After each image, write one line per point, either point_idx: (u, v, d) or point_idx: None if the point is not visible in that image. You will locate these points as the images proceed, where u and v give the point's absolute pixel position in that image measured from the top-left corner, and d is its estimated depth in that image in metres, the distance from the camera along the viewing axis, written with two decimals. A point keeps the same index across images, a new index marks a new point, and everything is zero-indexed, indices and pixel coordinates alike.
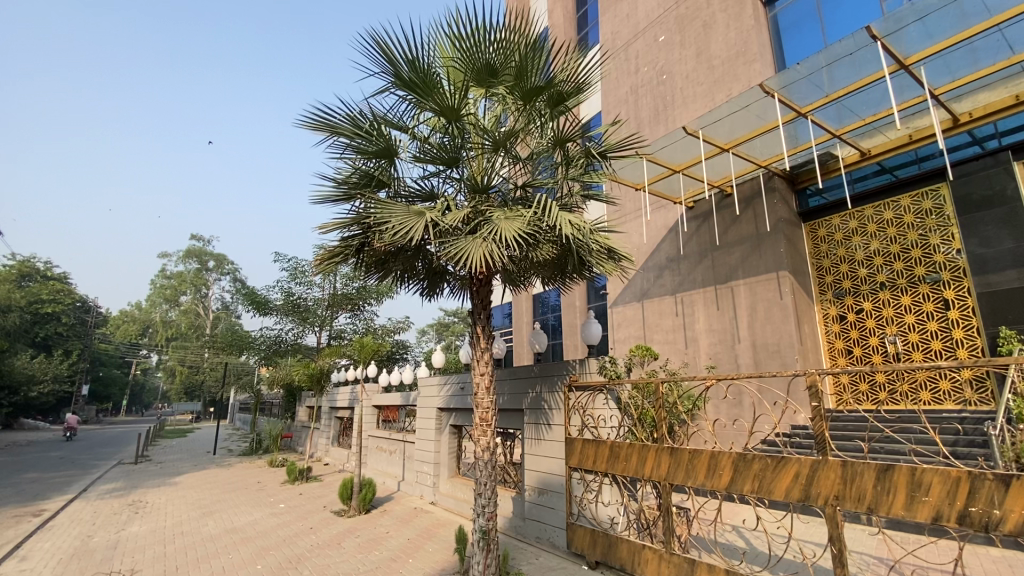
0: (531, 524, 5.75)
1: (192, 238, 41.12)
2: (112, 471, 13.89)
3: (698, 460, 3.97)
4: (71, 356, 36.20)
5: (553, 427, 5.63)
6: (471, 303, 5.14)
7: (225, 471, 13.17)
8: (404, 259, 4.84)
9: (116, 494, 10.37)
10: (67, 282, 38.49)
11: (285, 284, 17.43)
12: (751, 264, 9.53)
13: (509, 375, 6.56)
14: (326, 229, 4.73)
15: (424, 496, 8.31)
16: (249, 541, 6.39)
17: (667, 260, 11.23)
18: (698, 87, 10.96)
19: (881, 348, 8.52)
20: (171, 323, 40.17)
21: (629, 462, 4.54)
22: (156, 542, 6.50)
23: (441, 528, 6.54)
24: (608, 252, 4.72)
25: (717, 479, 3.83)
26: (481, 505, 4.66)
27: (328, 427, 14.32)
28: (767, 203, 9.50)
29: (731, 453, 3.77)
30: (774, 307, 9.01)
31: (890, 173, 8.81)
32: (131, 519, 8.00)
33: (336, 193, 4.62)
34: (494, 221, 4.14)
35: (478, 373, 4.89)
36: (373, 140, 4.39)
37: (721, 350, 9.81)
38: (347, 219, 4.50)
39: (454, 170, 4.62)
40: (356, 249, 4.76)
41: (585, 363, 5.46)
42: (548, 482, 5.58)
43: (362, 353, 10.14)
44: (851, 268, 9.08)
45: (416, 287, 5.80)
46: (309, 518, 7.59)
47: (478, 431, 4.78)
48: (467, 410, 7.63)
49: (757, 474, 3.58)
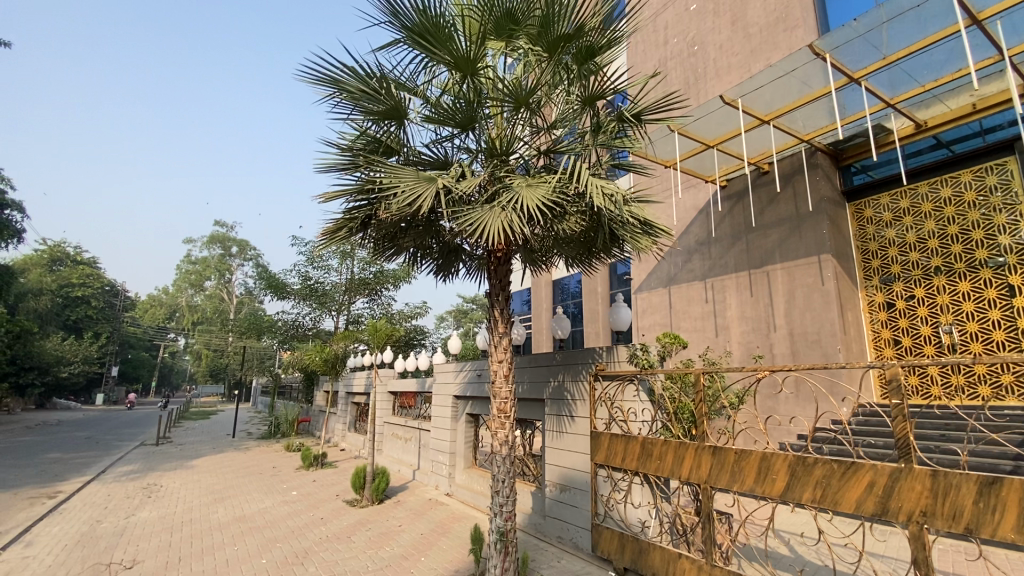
0: (551, 522, 5.35)
1: (217, 223, 41.79)
2: (133, 452, 13.98)
3: (746, 462, 3.49)
4: (100, 338, 37.06)
5: (576, 420, 5.17)
6: (487, 283, 4.68)
7: (242, 455, 13.10)
8: (416, 232, 4.37)
9: (132, 476, 10.31)
10: (96, 266, 39.33)
11: (302, 268, 17.26)
12: (790, 247, 8.87)
13: (529, 362, 6.11)
14: (329, 197, 4.21)
15: (439, 486, 7.99)
16: (258, 531, 6.12)
17: (697, 243, 10.62)
18: (733, 57, 10.20)
19: (934, 339, 7.83)
20: (198, 307, 41.10)
21: (664, 462, 4.08)
22: (163, 529, 6.28)
23: (457, 523, 6.17)
24: (643, 226, 4.18)
25: (768, 485, 3.34)
26: (498, 503, 4.26)
27: (344, 412, 14.14)
28: (809, 180, 8.78)
29: (787, 455, 3.28)
30: (815, 293, 8.36)
31: (947, 149, 8.00)
32: (142, 503, 7.86)
33: (340, 159, 4.14)
34: (515, 188, 3.64)
35: (495, 360, 4.43)
36: (380, 98, 3.88)
37: (755, 339, 9.22)
38: (348, 186, 3.97)
39: (470, 133, 4.12)
40: (362, 222, 4.28)
41: (613, 350, 4.95)
42: (571, 479, 5.15)
43: (376, 338, 9.65)
44: (901, 251, 8.34)
45: (429, 266, 5.38)
46: (320, 507, 7.32)
47: (495, 423, 4.35)
48: (484, 398, 7.23)
49: (819, 481, 3.08)
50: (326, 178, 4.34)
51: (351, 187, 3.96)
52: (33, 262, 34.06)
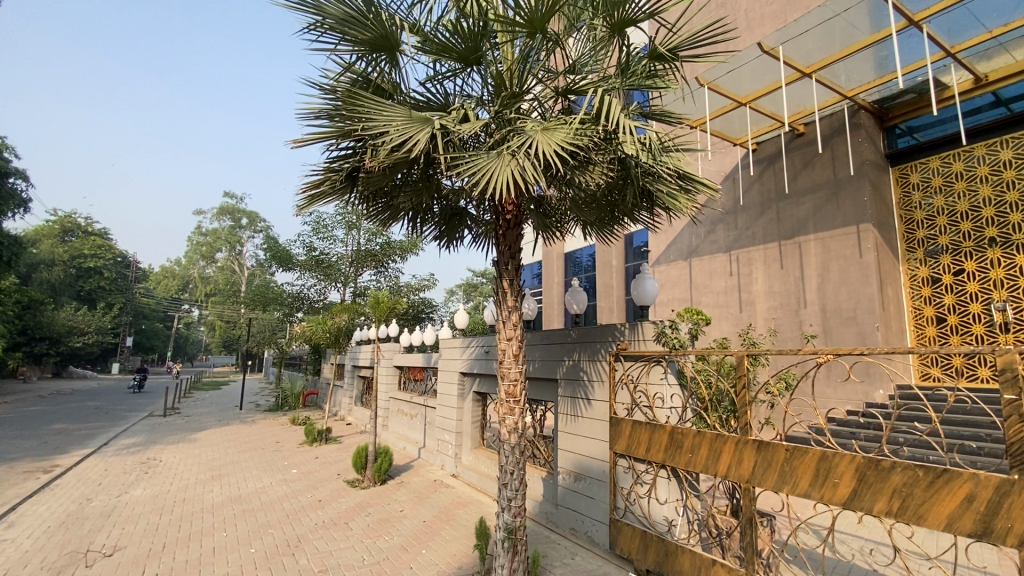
0: (564, 513, 4.89)
1: (226, 195, 41.58)
2: (139, 423, 13.86)
3: (799, 462, 2.95)
4: (114, 309, 37.16)
5: (593, 403, 4.65)
6: (495, 250, 4.09)
7: (247, 428, 12.86)
8: (412, 189, 3.81)
9: (133, 449, 10.08)
10: (106, 237, 39.26)
11: (307, 238, 16.78)
12: (825, 216, 8.14)
13: (541, 339, 5.57)
14: (304, 140, 3.60)
15: (445, 466, 7.60)
16: (251, 514, 5.76)
17: (722, 212, 9.90)
18: (768, 6, 9.10)
19: (983, 317, 7.14)
20: (209, 279, 41.20)
21: (696, 455, 3.56)
22: (154, 510, 5.96)
23: (462, 509, 5.77)
24: (680, 181, 3.55)
25: (828, 489, 2.80)
26: (506, 498, 3.78)
27: (351, 386, 13.80)
28: (850, 142, 7.95)
29: (853, 456, 2.73)
30: (851, 266, 7.67)
31: (1007, 107, 7.15)
32: (138, 480, 7.57)
33: (320, 99, 3.50)
34: (529, 130, 3.02)
35: (503, 338, 3.88)
36: (367, 24, 3.20)
37: (783, 315, 8.59)
38: (329, 128, 3.35)
39: (474, 69, 3.46)
40: (348, 178, 3.71)
41: (636, 328, 4.34)
42: (587, 467, 4.65)
43: (378, 311, 9.09)
44: (952, 220, 7.56)
45: (432, 230, 4.82)
46: (320, 488, 6.95)
47: (503, 408, 3.83)
48: (492, 375, 6.74)
49: (897, 490, 2.54)
50: (303, 123, 3.73)
51: (331, 130, 3.33)
52: (44, 233, 33.96)
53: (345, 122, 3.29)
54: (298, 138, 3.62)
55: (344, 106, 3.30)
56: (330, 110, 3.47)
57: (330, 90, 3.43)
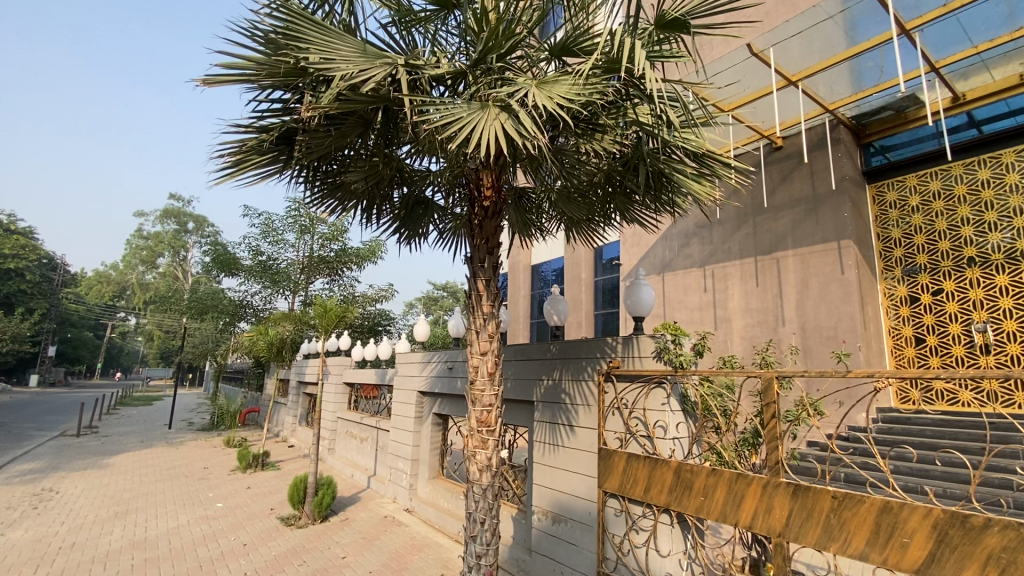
0: (539, 561, 4.14)
1: (171, 197, 39.10)
2: (46, 445, 12.09)
3: (850, 514, 2.35)
4: (34, 315, 33.69)
5: (577, 432, 3.95)
6: (468, 245, 3.36)
7: (174, 451, 11.39)
8: (367, 163, 3.13)
9: (29, 477, 8.58)
10: (32, 237, 35.88)
11: (253, 241, 15.48)
12: (804, 231, 7.84)
13: (515, 353, 4.85)
14: (216, 81, 2.85)
15: (398, 499, 6.68)
16: (154, 566, 4.67)
17: (697, 226, 9.55)
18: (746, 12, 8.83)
19: (963, 337, 6.73)
20: (148, 285, 38.29)
21: (710, 500, 2.91)
22: (28, 561, 4.76)
23: (416, 556, 4.90)
24: (695, 165, 3.00)
25: (893, 552, 2.19)
26: (474, 554, 3.03)
27: (295, 404, 12.54)
28: (830, 156, 7.71)
29: (925, 509, 2.14)
30: (832, 284, 7.33)
31: (978, 129, 6.86)
32: (22, 517, 6.25)
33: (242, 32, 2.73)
34: (524, 80, 2.38)
35: (476, 353, 3.13)
36: None
37: (761, 333, 8.21)
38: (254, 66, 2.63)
39: (454, 12, 2.79)
40: (280, 141, 2.99)
41: (631, 344, 3.69)
42: (567, 508, 3.94)
43: (325, 321, 8.13)
44: (930, 238, 7.15)
45: (389, 224, 4.05)
46: (248, 527, 5.88)
47: (472, 440, 3.08)
48: (455, 396, 5.93)
49: (995, 556, 1.95)
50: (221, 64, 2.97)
51: (255, 69, 2.61)
52: None
53: (275, 58, 2.60)
54: (209, 79, 2.86)
55: (275, 39, 2.56)
56: (255, 47, 2.79)
57: (254, 22, 2.74)
